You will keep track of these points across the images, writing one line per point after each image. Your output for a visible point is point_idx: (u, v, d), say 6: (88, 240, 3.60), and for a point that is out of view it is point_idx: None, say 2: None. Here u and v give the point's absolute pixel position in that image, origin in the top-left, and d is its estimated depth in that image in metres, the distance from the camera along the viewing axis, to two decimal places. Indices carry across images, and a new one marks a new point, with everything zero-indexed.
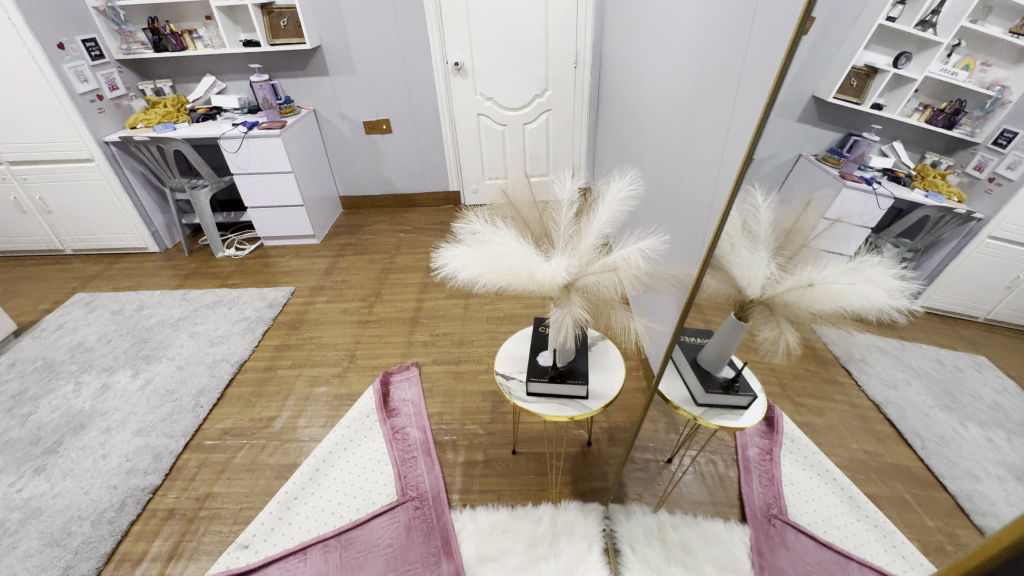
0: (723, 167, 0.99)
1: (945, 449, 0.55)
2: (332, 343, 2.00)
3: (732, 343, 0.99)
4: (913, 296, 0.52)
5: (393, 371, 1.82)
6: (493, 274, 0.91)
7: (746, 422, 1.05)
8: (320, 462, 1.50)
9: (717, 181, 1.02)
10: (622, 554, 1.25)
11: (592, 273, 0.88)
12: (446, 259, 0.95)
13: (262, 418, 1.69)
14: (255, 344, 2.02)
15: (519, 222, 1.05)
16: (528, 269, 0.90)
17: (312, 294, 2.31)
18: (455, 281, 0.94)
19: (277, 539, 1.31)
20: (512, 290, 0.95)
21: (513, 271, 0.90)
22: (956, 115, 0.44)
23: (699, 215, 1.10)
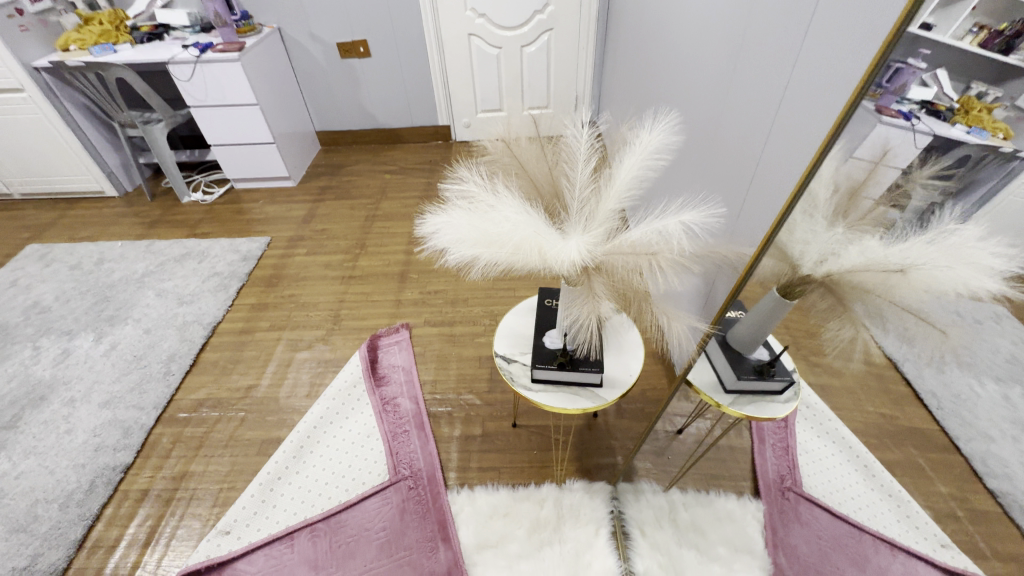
0: (789, 124, 0.78)
1: (958, 407, 0.64)
2: (314, 302, 1.83)
3: (772, 323, 0.84)
4: (998, 271, 0.48)
5: (381, 335, 1.66)
6: (491, 253, 0.73)
7: (780, 412, 0.93)
8: (304, 439, 1.38)
9: (777, 142, 0.81)
10: (631, 538, 1.18)
11: (620, 256, 0.70)
12: (434, 231, 0.76)
13: (240, 388, 1.55)
14: (230, 303, 1.84)
15: (523, 180, 0.84)
16: (536, 249, 0.72)
17: (290, 245, 2.10)
18: (446, 261, 0.76)
19: (260, 524, 1.22)
20: (517, 271, 0.77)
21: (517, 250, 0.72)
22: (1015, 39, 0.40)
23: (751, 168, 0.89)
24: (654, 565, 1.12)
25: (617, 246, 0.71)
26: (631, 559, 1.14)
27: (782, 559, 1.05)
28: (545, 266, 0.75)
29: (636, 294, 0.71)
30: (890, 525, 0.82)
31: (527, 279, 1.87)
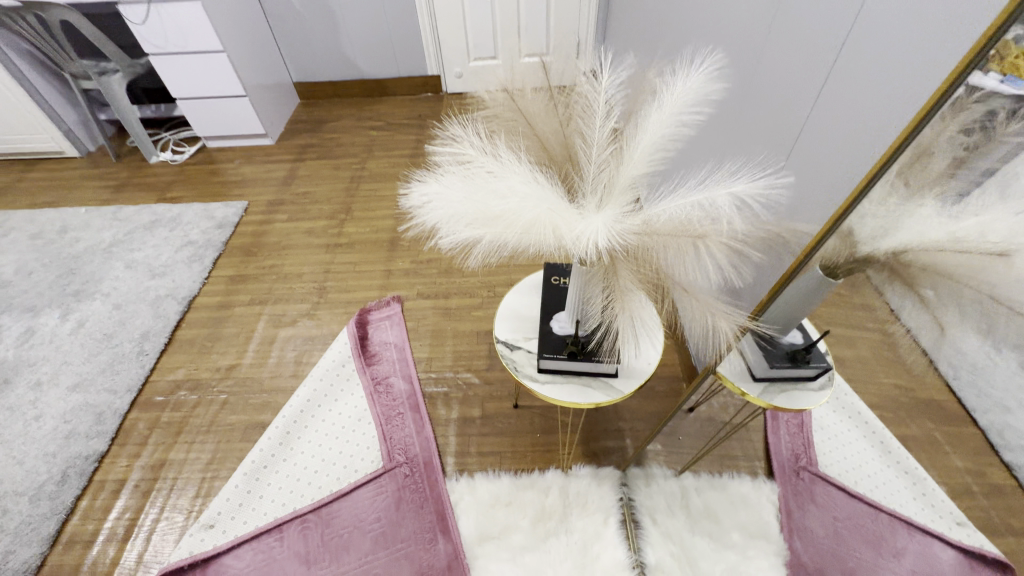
0: (853, 89, 0.64)
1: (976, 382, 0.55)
2: (297, 273, 1.69)
3: (812, 304, 0.71)
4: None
5: (370, 308, 1.54)
6: (492, 232, 0.60)
7: (811, 403, 0.83)
8: (291, 423, 1.29)
9: (835, 111, 0.68)
10: (642, 526, 1.11)
11: (653, 236, 0.57)
12: (423, 206, 0.63)
13: (220, 367, 1.44)
14: (207, 275, 1.71)
15: (531, 138, 0.70)
16: (547, 227, 0.59)
17: (270, 209, 1.94)
18: (438, 243, 0.63)
19: (247, 517, 1.14)
20: (524, 252, 0.64)
21: (525, 228, 0.59)
22: None
23: (802, 120, 0.75)
24: (667, 556, 1.05)
25: (648, 223, 0.58)
26: (641, 549, 1.07)
27: (797, 544, 0.97)
28: (557, 248, 0.62)
29: (671, 283, 0.59)
30: (907, 504, 0.76)
31: None
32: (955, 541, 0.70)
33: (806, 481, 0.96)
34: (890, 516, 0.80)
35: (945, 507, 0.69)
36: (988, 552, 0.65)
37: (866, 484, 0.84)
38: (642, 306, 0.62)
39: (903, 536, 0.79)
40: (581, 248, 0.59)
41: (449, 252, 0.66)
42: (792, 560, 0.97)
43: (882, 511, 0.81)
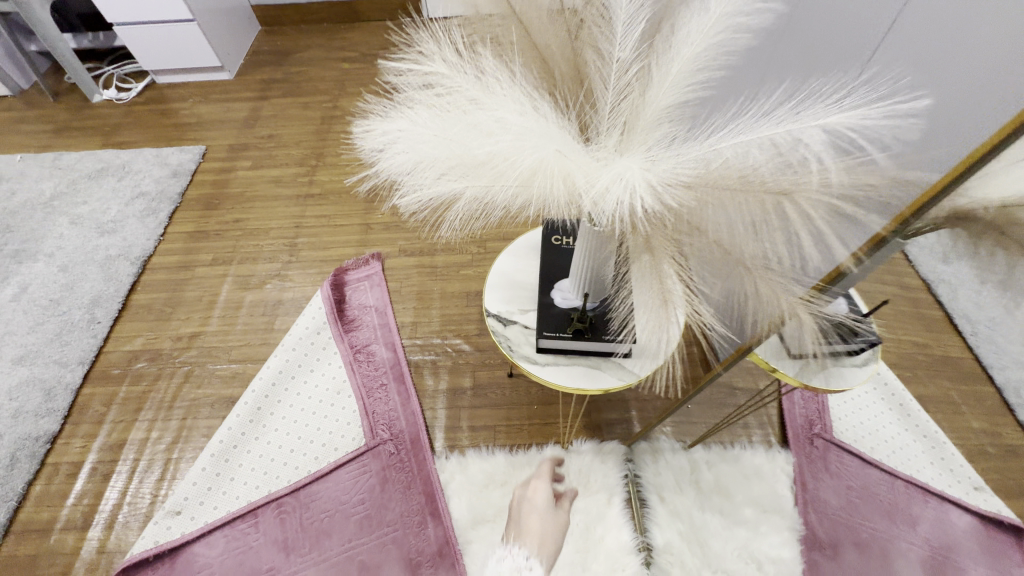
0: (930, 24, 0.50)
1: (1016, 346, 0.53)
2: (264, 227, 1.51)
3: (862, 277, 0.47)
4: None
5: (347, 267, 1.37)
6: (478, 184, 0.45)
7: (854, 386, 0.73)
8: (262, 398, 1.17)
9: (918, 35, 0.51)
10: (649, 505, 1.03)
11: (714, 192, 0.42)
12: (384, 148, 0.47)
13: (182, 336, 1.30)
14: (163, 231, 1.52)
15: (532, 55, 0.52)
16: (549, 178, 0.43)
17: (231, 154, 1.72)
18: (405, 198, 0.48)
19: (217, 502, 1.04)
20: (519, 214, 0.49)
21: (522, 181, 0.44)
22: None
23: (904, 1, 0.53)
24: (674, 537, 0.99)
25: (706, 173, 0.43)
26: (648, 530, 1.00)
27: (811, 517, 0.91)
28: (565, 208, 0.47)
29: (727, 257, 0.44)
30: (923, 469, 0.75)
31: None
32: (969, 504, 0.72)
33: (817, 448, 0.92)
34: (904, 483, 0.78)
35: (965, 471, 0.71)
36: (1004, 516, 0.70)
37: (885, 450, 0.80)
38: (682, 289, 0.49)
39: (918, 504, 0.78)
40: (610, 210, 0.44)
41: (418, 212, 0.51)
42: (807, 533, 0.91)
43: (896, 478, 0.79)
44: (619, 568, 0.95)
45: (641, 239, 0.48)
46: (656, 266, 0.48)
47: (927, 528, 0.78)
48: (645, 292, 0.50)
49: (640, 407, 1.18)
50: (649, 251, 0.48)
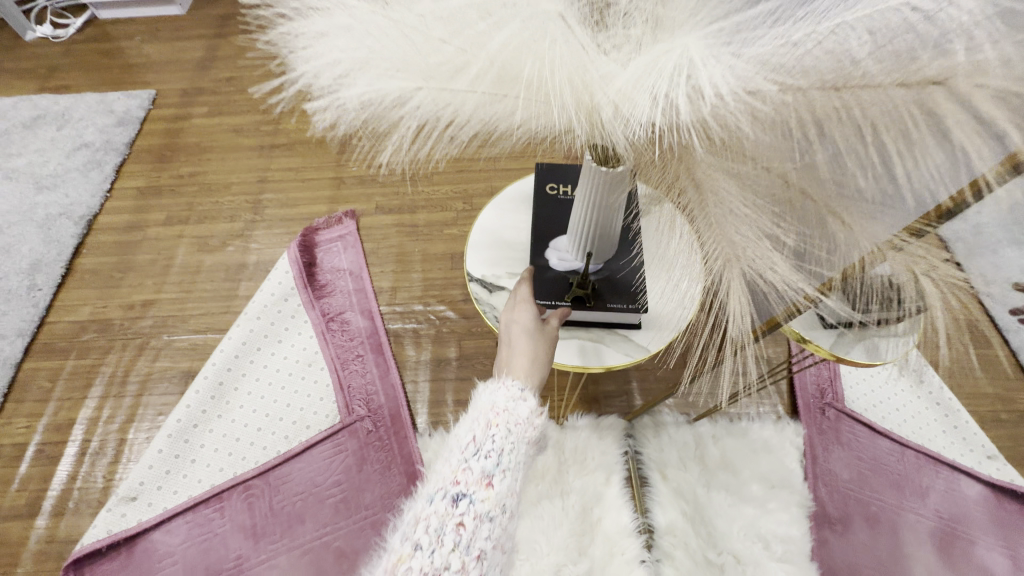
0: None
1: None
2: (224, 183, 1.35)
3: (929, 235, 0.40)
4: None
5: (317, 228, 1.24)
6: (433, 84, 0.40)
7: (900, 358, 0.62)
8: (224, 372, 1.05)
9: None
10: (650, 484, 0.95)
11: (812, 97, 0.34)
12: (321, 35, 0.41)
13: (134, 305, 1.17)
14: (110, 187, 1.36)
15: None
16: (528, 71, 0.39)
17: (185, 100, 1.53)
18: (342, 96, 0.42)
19: (177, 486, 0.95)
20: (470, 142, 0.45)
21: (480, 78, 0.40)
22: None
23: None
24: (678, 517, 0.91)
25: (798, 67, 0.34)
26: (650, 511, 0.92)
27: (822, 492, 0.98)
28: (520, 127, 0.43)
29: (802, 190, 0.38)
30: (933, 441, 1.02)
31: None
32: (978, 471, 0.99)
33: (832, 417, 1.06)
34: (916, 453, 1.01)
35: (980, 444, 1.01)
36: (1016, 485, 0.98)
37: (891, 420, 1.05)
38: (741, 231, 0.41)
39: (930, 475, 1.00)
40: (661, 114, 0.37)
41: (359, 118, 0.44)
42: (818, 508, 0.97)
43: (907, 449, 1.02)
44: (617, 552, 0.87)
45: (701, 163, 0.41)
46: (713, 198, 0.41)
47: (936, 497, 0.98)
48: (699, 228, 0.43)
49: (640, 377, 1.10)
50: (709, 176, 0.41)
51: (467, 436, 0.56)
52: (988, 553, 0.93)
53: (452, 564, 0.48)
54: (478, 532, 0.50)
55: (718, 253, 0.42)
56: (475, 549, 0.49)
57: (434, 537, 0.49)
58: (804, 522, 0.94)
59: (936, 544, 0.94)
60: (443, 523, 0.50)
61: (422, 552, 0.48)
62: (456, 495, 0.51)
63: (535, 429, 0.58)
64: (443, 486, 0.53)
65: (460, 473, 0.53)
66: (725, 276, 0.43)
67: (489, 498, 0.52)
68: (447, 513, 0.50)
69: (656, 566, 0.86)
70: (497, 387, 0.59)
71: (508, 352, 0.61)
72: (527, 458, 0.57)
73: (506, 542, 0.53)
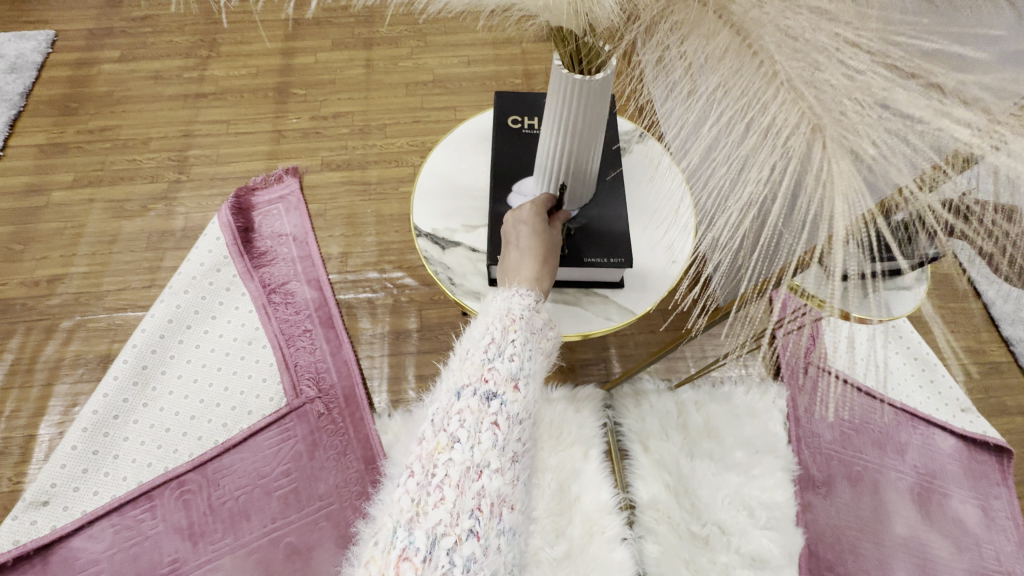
0: None
1: None
2: (143, 138, 1.17)
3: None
4: None
5: (255, 187, 1.09)
6: None
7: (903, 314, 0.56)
8: (148, 355, 0.92)
9: None
10: (631, 456, 0.89)
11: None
12: None
13: (39, 281, 1.00)
14: (4, 144, 1.16)
15: None
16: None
17: (92, 42, 1.31)
18: None
19: (97, 485, 0.83)
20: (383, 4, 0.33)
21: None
22: None
23: None
24: (661, 491, 0.85)
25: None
26: (631, 485, 0.86)
27: (806, 455, 0.94)
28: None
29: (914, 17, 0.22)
30: (914, 395, 1.00)
31: (473, 87, 1.22)
32: (955, 426, 0.98)
33: None
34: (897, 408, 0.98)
35: (953, 397, 1.00)
36: (989, 438, 0.97)
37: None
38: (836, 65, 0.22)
39: (909, 432, 0.97)
40: None
41: None
42: (803, 472, 0.92)
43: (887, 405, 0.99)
44: (597, 530, 0.81)
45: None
46: (766, 33, 0.24)
47: (914, 453, 0.95)
48: (744, 93, 0.26)
49: (619, 344, 1.04)
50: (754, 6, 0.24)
51: (485, 337, 0.46)
52: (962, 506, 0.92)
53: (491, 462, 0.40)
54: (511, 433, 0.42)
55: (794, 120, 0.24)
56: (510, 451, 0.42)
57: (470, 433, 0.41)
58: (790, 486, 0.89)
59: (915, 500, 0.92)
60: (477, 421, 0.41)
61: (461, 447, 0.40)
62: (487, 394, 0.42)
63: (548, 340, 0.50)
64: (469, 382, 0.43)
65: (487, 371, 0.44)
66: (814, 160, 0.24)
67: (518, 401, 0.43)
68: (480, 410, 0.42)
69: (640, 543, 0.80)
70: (510, 295, 0.48)
71: (516, 254, 0.50)
72: (545, 367, 0.49)
73: (532, 447, 0.46)
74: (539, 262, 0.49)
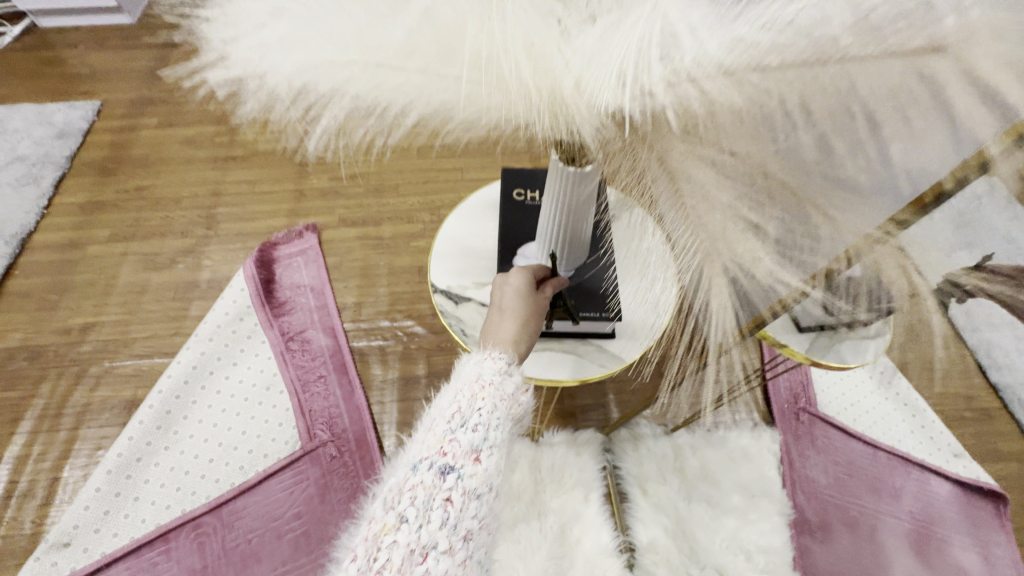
0: None
1: None
2: (175, 198, 1.27)
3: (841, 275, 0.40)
4: None
5: (277, 243, 1.18)
6: (367, 58, 0.36)
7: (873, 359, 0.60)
8: (172, 400, 0.97)
9: None
10: (630, 499, 0.92)
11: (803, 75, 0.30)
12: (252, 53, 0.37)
13: (71, 329, 1.07)
14: (47, 202, 1.26)
15: None
16: (471, 51, 0.36)
17: (133, 112, 1.44)
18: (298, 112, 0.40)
19: (116, 527, 0.86)
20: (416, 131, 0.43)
21: (423, 55, 0.36)
22: None
23: None
24: (660, 533, 0.88)
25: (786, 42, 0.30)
26: (630, 528, 0.88)
27: (801, 499, 0.97)
28: (471, 112, 0.40)
29: (783, 183, 0.34)
30: (905, 441, 1.03)
31: None
32: (951, 472, 1.00)
33: (807, 422, 1.04)
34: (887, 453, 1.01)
35: (945, 442, 1.03)
36: (982, 483, 1.00)
37: (864, 423, 1.05)
38: (727, 224, 0.37)
39: (904, 477, 1.00)
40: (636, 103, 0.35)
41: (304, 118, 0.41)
42: (798, 516, 0.95)
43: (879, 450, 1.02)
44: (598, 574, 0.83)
45: (674, 154, 0.38)
46: (687, 188, 0.38)
47: (910, 499, 0.98)
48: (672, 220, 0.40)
49: (617, 389, 1.07)
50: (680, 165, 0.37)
51: (452, 407, 0.50)
52: (959, 553, 0.94)
53: (438, 543, 0.42)
54: (466, 510, 0.44)
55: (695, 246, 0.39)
56: (462, 529, 0.44)
57: (420, 512, 0.43)
58: (785, 530, 0.92)
59: (914, 546, 0.94)
60: (429, 498, 0.44)
61: (408, 528, 0.42)
62: (443, 468, 0.45)
63: (519, 407, 0.54)
64: (428, 456, 0.47)
65: (447, 443, 0.47)
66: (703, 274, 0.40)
67: (477, 474, 0.46)
68: (433, 486, 0.44)
69: None
70: (481, 359, 0.54)
71: (499, 317, 0.58)
72: (511, 436, 0.52)
73: (490, 523, 0.48)
74: (517, 326, 0.56)
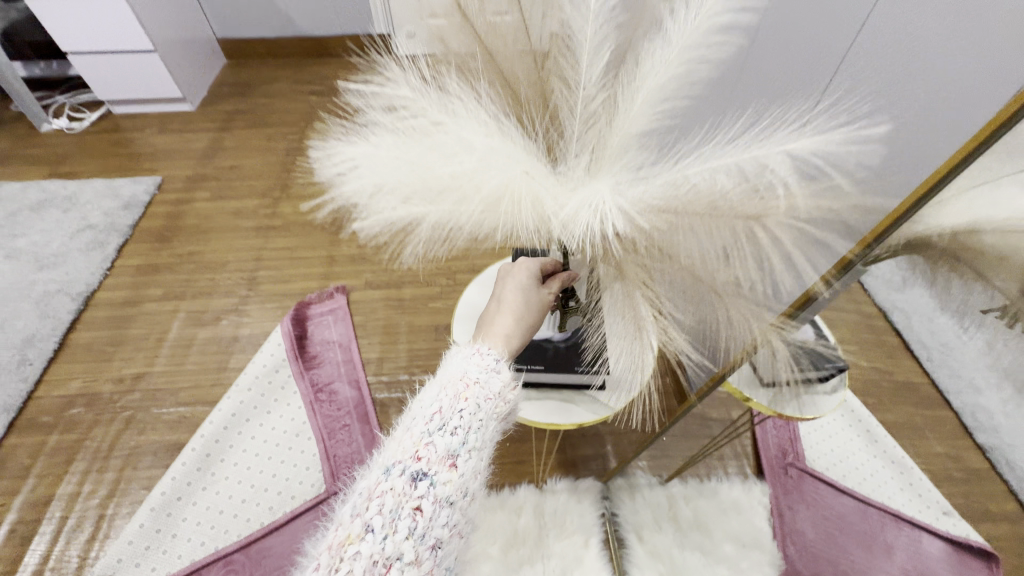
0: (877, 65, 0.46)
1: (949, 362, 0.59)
2: (221, 262, 1.43)
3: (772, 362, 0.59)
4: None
5: (310, 301, 1.30)
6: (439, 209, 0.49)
7: (823, 410, 0.71)
8: (213, 443, 1.08)
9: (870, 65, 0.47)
10: (627, 546, 1.00)
11: (686, 220, 0.44)
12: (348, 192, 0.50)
13: (124, 378, 1.20)
14: (110, 264, 1.43)
15: (509, 93, 0.53)
16: (511, 205, 0.49)
17: (189, 186, 1.64)
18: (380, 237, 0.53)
19: (155, 561, 0.94)
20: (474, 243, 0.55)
21: (479, 209, 0.49)
22: None
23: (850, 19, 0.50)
24: None
25: (680, 198, 0.44)
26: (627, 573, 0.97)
27: (791, 550, 1.00)
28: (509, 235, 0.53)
29: (701, 283, 0.46)
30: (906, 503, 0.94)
31: None
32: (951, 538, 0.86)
33: (795, 477, 1.05)
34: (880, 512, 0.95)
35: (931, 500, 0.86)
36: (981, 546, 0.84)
37: None
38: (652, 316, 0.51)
39: (896, 535, 0.93)
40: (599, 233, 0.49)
41: (378, 237, 0.54)
42: (789, 566, 0.99)
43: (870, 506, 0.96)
44: None
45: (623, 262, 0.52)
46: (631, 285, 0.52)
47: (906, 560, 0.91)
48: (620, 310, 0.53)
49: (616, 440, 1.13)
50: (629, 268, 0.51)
51: (431, 408, 0.54)
52: None
53: (404, 555, 0.45)
54: (436, 517, 0.48)
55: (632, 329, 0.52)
56: (431, 538, 0.47)
57: (387, 521, 0.46)
58: None
59: None
60: (398, 505, 0.47)
61: (373, 538, 0.45)
62: (416, 474, 0.49)
63: (505, 405, 0.59)
64: (401, 461, 0.50)
65: (422, 449, 0.51)
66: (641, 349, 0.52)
67: (450, 481, 0.50)
68: (404, 493, 0.47)
69: None
70: (470, 357, 0.61)
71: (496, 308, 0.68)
72: (495, 434, 0.58)
73: (461, 527, 0.52)
74: (507, 319, 0.65)
